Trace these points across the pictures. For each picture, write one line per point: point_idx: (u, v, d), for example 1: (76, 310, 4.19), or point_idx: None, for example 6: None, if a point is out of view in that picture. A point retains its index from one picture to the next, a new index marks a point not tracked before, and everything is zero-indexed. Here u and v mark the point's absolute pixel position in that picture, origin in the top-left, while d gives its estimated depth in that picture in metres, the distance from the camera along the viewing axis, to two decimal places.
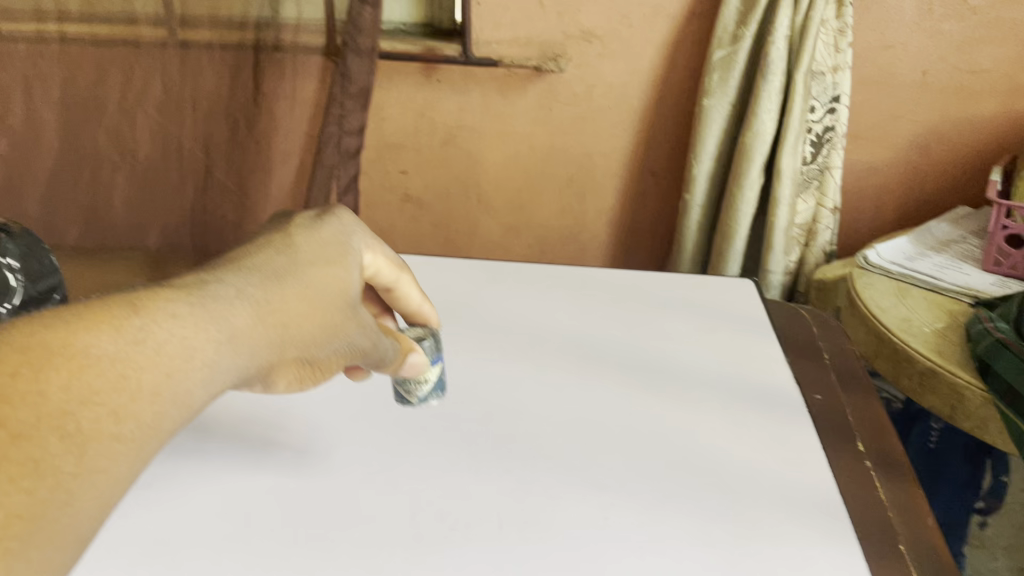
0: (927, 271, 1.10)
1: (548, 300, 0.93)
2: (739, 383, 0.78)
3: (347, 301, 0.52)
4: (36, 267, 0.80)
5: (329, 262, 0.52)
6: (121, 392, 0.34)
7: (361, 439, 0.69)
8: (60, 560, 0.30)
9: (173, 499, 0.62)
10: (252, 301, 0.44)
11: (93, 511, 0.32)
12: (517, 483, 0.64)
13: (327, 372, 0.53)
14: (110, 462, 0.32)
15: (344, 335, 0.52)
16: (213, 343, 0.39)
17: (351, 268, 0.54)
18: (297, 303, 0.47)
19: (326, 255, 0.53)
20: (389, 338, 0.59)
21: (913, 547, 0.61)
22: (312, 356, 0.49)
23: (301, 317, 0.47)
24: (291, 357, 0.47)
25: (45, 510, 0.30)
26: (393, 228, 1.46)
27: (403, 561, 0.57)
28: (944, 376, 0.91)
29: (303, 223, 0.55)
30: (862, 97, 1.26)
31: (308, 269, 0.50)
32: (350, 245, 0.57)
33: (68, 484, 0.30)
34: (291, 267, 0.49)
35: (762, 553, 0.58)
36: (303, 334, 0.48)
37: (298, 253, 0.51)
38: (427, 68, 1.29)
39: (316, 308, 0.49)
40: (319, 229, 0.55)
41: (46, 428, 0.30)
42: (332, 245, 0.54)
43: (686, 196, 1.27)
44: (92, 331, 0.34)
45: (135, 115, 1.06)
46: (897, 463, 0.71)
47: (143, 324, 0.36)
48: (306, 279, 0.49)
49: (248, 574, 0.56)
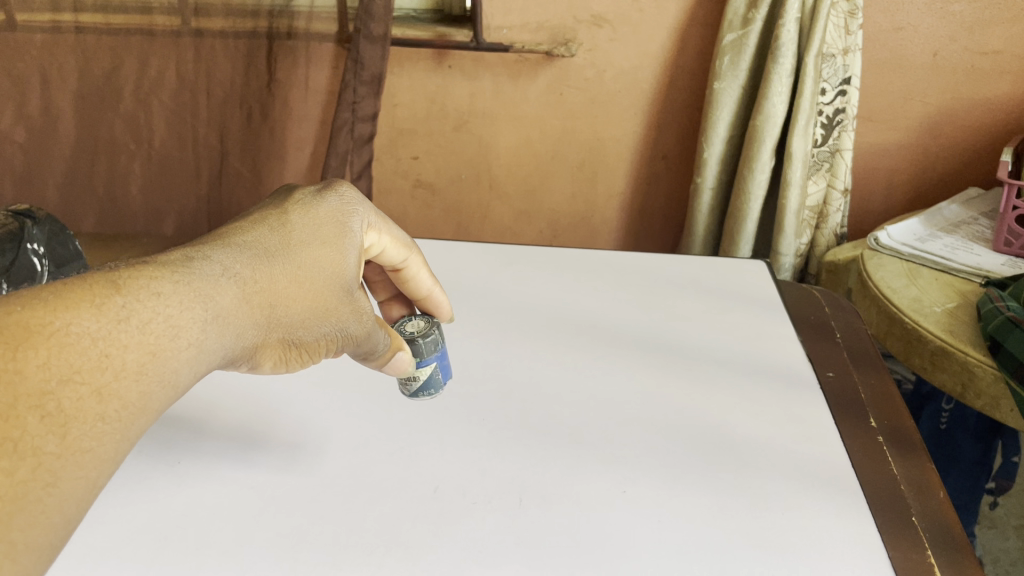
0: (938, 252, 1.11)
1: (564, 282, 0.94)
2: (755, 362, 0.79)
3: (338, 284, 0.57)
4: (63, 253, 0.82)
5: (322, 241, 0.57)
6: (103, 370, 0.39)
7: (387, 416, 0.70)
8: (47, 532, 0.35)
9: (201, 474, 0.64)
10: (239, 280, 0.49)
11: (81, 490, 0.37)
12: (537, 460, 0.65)
13: (319, 356, 0.58)
14: (95, 439, 0.38)
15: (336, 320, 0.57)
16: (196, 319, 0.44)
17: (345, 250, 0.58)
18: (282, 285, 0.52)
19: (320, 236, 0.57)
20: (382, 333, 0.61)
21: (925, 519, 0.62)
22: (297, 337, 0.54)
23: (286, 299, 0.52)
24: (276, 337, 0.52)
25: (32, 482, 0.35)
26: (405, 214, 1.47)
27: (426, 533, 0.58)
28: (955, 354, 0.92)
29: (302, 199, 0.59)
30: (873, 79, 1.26)
31: (299, 248, 0.55)
32: (351, 223, 0.60)
33: (53, 459, 0.36)
34: (282, 247, 0.54)
35: (776, 523, 0.60)
36: (289, 313, 0.53)
37: (289, 232, 0.55)
38: (438, 53, 1.29)
39: (303, 290, 0.54)
40: (317, 207, 0.59)
41: (25, 408, 0.35)
42: (327, 225, 0.58)
43: (697, 179, 1.28)
44: (75, 309, 0.39)
45: (150, 104, 1.07)
46: (907, 436, 0.72)
47: (126, 302, 0.41)
48: (296, 260, 0.54)
49: (277, 547, 0.57)
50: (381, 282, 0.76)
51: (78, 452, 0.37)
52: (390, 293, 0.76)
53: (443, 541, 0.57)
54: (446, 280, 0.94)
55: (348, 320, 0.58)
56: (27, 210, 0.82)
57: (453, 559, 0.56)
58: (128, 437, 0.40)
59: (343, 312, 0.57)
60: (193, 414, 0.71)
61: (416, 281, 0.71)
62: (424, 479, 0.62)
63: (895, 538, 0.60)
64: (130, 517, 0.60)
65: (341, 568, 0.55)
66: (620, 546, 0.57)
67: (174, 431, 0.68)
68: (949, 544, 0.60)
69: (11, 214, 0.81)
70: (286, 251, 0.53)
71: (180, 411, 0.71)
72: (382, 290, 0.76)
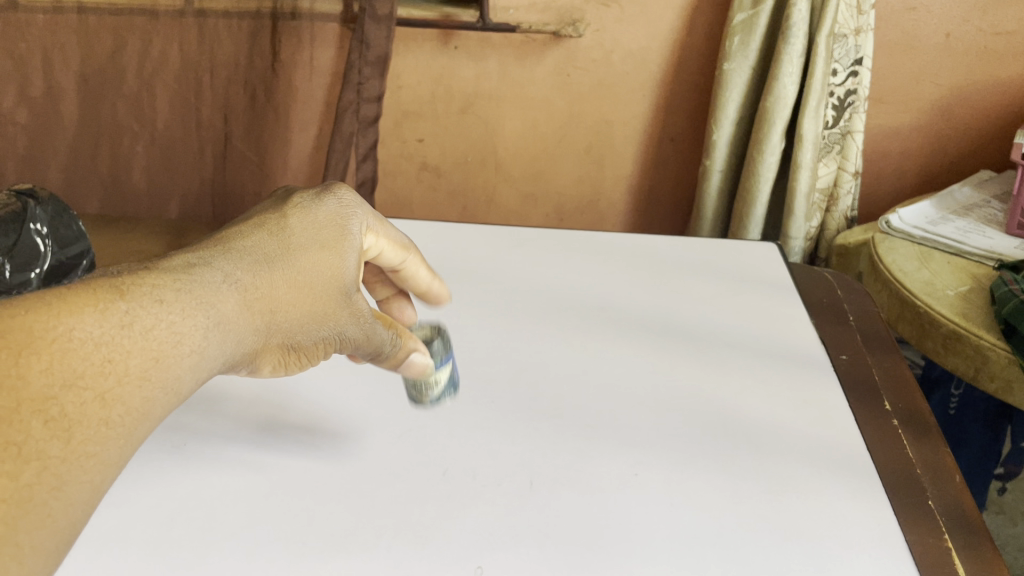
0: (950, 235, 1.10)
1: (572, 264, 0.93)
2: (767, 344, 0.78)
3: (338, 287, 0.56)
4: (65, 234, 0.80)
5: (322, 245, 0.55)
6: (108, 375, 0.37)
7: (395, 399, 0.69)
8: (51, 538, 0.34)
9: (207, 457, 0.62)
10: (242, 289, 0.48)
11: (86, 494, 0.36)
12: (546, 442, 0.64)
13: (317, 358, 0.57)
14: (99, 444, 0.36)
15: (335, 323, 0.56)
16: (200, 327, 0.43)
17: (345, 253, 0.56)
18: (283, 289, 0.51)
19: (319, 239, 0.55)
20: (389, 332, 0.60)
21: (942, 504, 0.62)
22: (295, 341, 0.53)
23: (287, 304, 0.51)
24: (274, 342, 0.51)
25: (38, 486, 0.34)
26: (411, 197, 1.45)
27: (435, 516, 0.57)
28: (968, 338, 0.91)
29: (300, 201, 0.57)
30: (885, 60, 1.25)
31: (299, 253, 0.53)
32: (349, 227, 0.59)
33: (58, 463, 0.35)
34: (281, 252, 0.52)
35: (790, 508, 0.59)
36: (289, 320, 0.52)
37: (288, 237, 0.54)
38: (444, 34, 1.28)
39: (303, 296, 0.52)
40: (316, 210, 0.57)
41: (28, 412, 0.34)
42: (326, 229, 0.57)
43: (706, 162, 1.26)
44: (78, 313, 0.38)
45: (154, 85, 1.08)
46: (923, 420, 0.71)
47: (129, 308, 0.40)
48: (296, 265, 0.52)
49: (283, 531, 0.56)
50: (380, 282, 0.75)
51: (83, 456, 0.36)
52: (392, 290, 0.75)
53: (451, 524, 0.56)
54: (453, 262, 0.92)
55: (348, 324, 0.57)
56: (30, 189, 0.81)
57: (463, 542, 0.55)
58: (133, 443, 0.38)
59: (343, 317, 0.56)
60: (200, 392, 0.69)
61: (414, 279, 0.70)
62: (432, 462, 0.61)
63: (911, 522, 0.59)
64: (136, 500, 0.58)
65: (350, 552, 0.54)
66: (631, 529, 0.56)
67: (175, 412, 0.67)
68: (966, 530, 0.60)
69: (13, 192, 0.80)
70: (286, 255, 0.52)
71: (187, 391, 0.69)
72: (383, 290, 0.75)
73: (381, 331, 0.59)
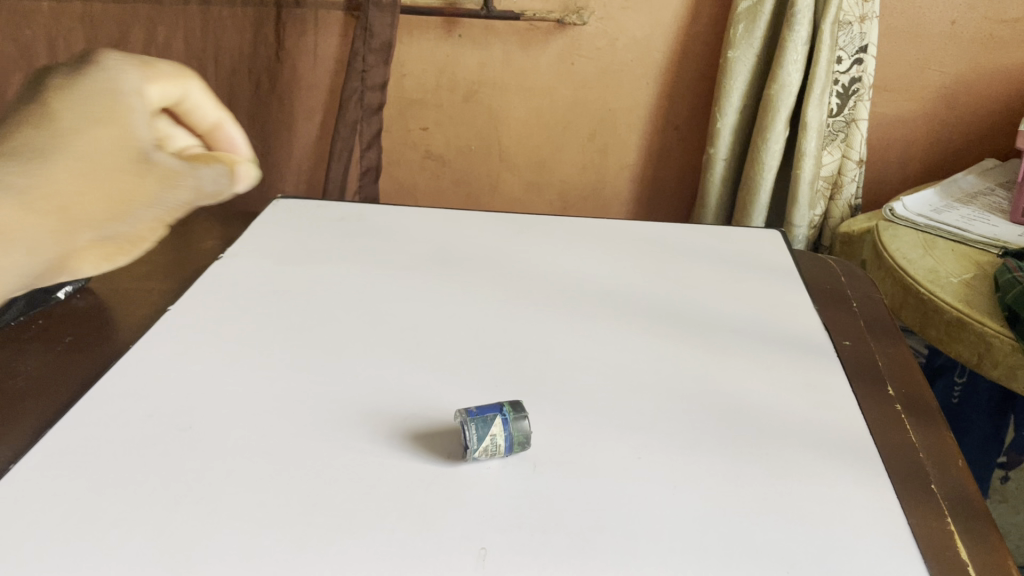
0: (953, 223, 1.10)
1: (576, 251, 0.93)
2: (770, 329, 0.79)
3: (129, 160, 0.43)
4: None
5: (91, 120, 0.42)
6: None
7: (400, 383, 0.69)
8: None
9: (212, 436, 0.61)
10: (10, 200, 0.40)
11: None
12: (550, 425, 0.64)
13: (152, 237, 0.49)
14: None
15: (148, 199, 0.45)
16: None
17: (126, 118, 0.43)
18: (72, 179, 0.42)
19: (88, 111, 0.42)
20: (209, 169, 0.46)
21: (944, 488, 0.62)
22: (114, 234, 0.46)
23: (85, 196, 0.42)
24: (84, 242, 0.45)
25: None
26: (415, 184, 1.46)
27: (440, 498, 0.56)
28: (972, 325, 0.91)
29: (59, 74, 0.43)
30: (890, 47, 1.24)
31: (74, 134, 0.42)
32: (116, 93, 0.43)
33: None
34: (57, 137, 0.41)
35: (792, 488, 0.59)
36: (110, 210, 0.44)
37: (55, 125, 0.41)
38: (448, 22, 1.28)
39: (103, 175, 0.42)
40: (77, 82, 0.43)
41: None
42: (97, 99, 0.43)
43: (710, 150, 1.26)
44: None
45: (149, 70, 1.02)
46: (927, 406, 0.71)
47: None
48: (75, 149, 0.41)
49: (287, 508, 0.55)
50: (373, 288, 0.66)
51: None
52: None
53: (457, 510, 0.55)
54: (457, 249, 0.93)
55: (183, 194, 0.46)
56: None
57: (467, 522, 0.55)
58: None
59: (159, 191, 0.45)
60: (206, 374, 0.69)
61: (196, 111, 0.51)
62: (437, 446, 0.61)
63: (914, 507, 0.59)
64: (141, 480, 0.57)
65: (357, 536, 0.53)
66: (636, 511, 0.56)
67: (182, 391, 0.66)
68: (969, 515, 0.60)
69: None
70: (63, 141, 0.41)
71: (194, 372, 0.69)
72: None
73: (201, 196, 0.47)
